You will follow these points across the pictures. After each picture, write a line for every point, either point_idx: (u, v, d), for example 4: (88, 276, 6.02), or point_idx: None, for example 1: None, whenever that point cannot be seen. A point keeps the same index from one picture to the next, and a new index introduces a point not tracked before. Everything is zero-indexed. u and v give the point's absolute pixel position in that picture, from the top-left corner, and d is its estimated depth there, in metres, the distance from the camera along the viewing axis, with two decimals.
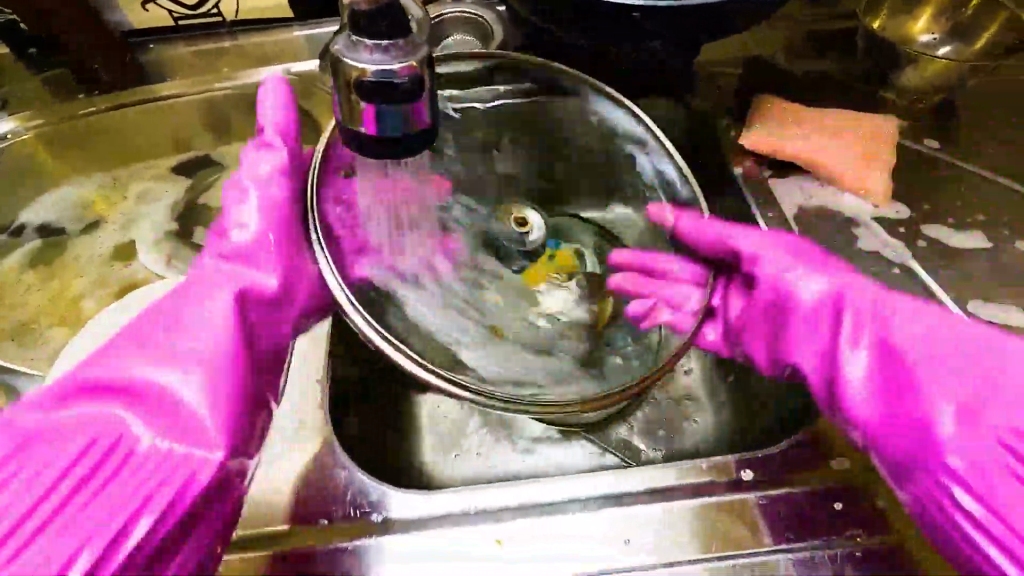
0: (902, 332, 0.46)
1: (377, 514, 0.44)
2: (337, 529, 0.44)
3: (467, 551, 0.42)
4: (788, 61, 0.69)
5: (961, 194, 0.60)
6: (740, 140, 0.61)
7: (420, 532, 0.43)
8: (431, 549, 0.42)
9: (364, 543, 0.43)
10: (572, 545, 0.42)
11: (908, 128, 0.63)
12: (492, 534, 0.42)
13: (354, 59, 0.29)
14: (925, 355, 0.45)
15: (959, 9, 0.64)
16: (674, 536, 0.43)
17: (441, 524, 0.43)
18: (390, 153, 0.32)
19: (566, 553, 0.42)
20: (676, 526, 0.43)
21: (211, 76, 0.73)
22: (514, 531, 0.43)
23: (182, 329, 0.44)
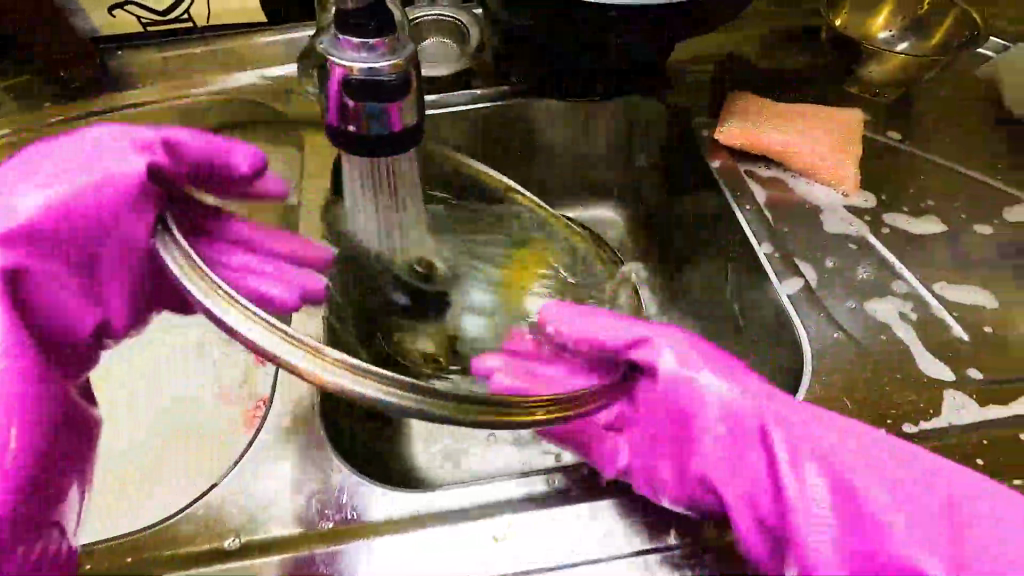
0: (821, 445, 0.42)
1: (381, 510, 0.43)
2: (337, 531, 0.43)
3: (468, 544, 0.41)
4: (757, 57, 0.71)
5: (924, 184, 0.62)
6: (714, 135, 0.63)
7: (425, 528, 0.42)
8: (434, 546, 0.42)
9: (368, 544, 0.42)
10: (572, 534, 0.42)
11: (871, 121, 0.65)
12: (492, 529, 0.42)
13: (341, 58, 0.29)
14: (859, 479, 0.41)
15: (914, 7, 0.67)
16: (670, 518, 0.43)
17: (449, 518, 0.43)
18: (381, 151, 0.32)
19: (566, 541, 0.42)
20: (673, 509, 0.43)
21: (182, 83, 0.72)
22: (515, 525, 0.42)
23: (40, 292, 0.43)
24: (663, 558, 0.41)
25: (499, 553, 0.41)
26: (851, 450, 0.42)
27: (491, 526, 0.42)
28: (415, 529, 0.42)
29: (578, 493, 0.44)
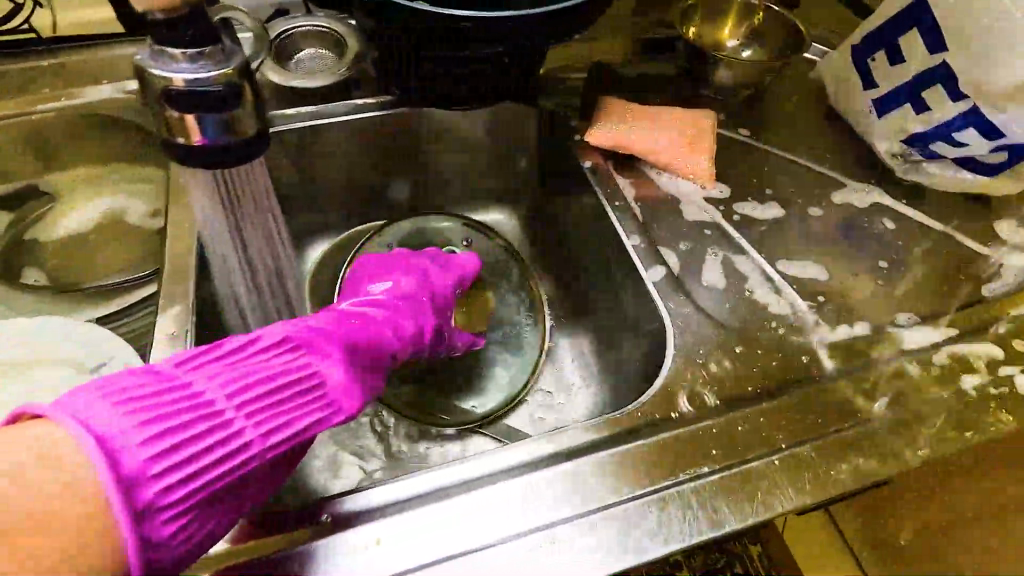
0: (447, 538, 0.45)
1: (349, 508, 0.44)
2: (270, 542, 0.42)
3: (408, 538, 0.43)
4: (624, 66, 0.77)
5: (777, 173, 0.69)
6: (586, 137, 0.66)
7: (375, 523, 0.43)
8: (390, 535, 0.43)
9: (337, 540, 0.42)
10: (502, 513, 0.44)
11: (725, 121, 0.72)
12: (418, 521, 0.44)
13: (162, 70, 0.29)
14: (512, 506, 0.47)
15: (752, 18, 0.75)
16: (588, 488, 0.46)
17: (397, 510, 0.44)
18: (222, 160, 0.32)
19: (499, 520, 0.44)
20: (552, 489, 0.45)
21: (26, 97, 0.65)
22: (442, 514, 0.44)
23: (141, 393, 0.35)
24: (544, 535, 0.44)
25: (383, 556, 0.42)
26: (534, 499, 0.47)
27: (371, 529, 0.43)
28: (371, 522, 0.43)
29: (499, 474, 0.46)
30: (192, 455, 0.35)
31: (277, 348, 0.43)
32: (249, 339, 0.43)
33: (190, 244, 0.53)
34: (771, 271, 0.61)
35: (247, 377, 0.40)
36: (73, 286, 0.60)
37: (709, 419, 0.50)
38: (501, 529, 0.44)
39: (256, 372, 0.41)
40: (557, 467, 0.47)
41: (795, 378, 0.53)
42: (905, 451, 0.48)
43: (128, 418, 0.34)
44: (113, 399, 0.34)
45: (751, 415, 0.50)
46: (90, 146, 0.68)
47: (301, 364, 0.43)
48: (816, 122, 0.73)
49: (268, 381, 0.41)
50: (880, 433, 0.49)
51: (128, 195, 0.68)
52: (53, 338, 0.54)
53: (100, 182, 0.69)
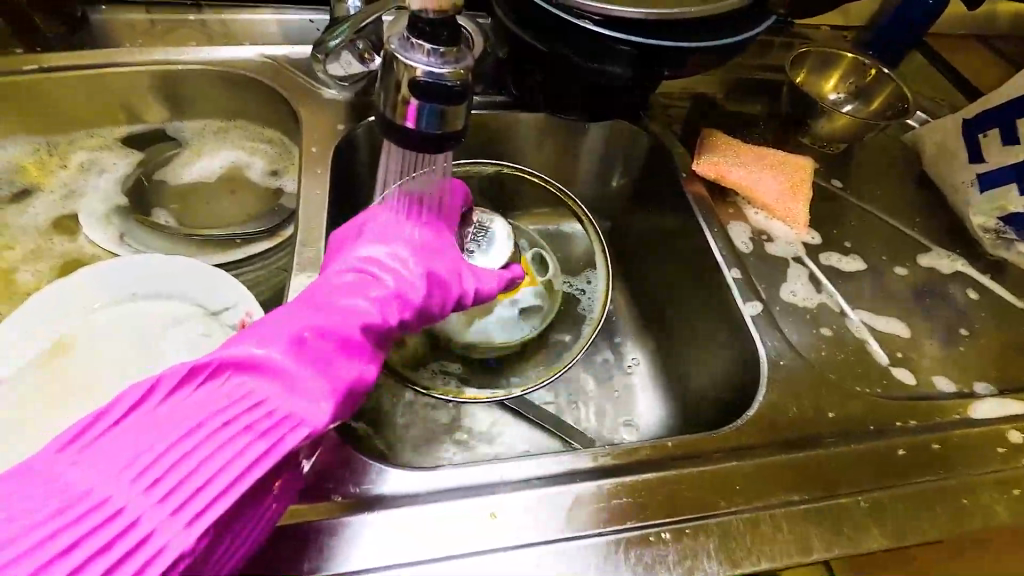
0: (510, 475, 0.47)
1: (394, 488, 0.44)
2: (344, 505, 0.43)
3: (461, 524, 0.43)
4: (726, 102, 0.80)
5: (866, 227, 0.71)
6: (691, 165, 0.69)
7: (424, 506, 0.44)
8: (448, 519, 0.43)
9: (369, 518, 0.43)
10: (569, 513, 0.44)
11: (819, 169, 0.75)
12: (485, 508, 0.44)
13: (412, 61, 0.32)
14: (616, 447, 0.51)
15: (860, 75, 0.77)
16: (660, 503, 0.45)
17: (443, 497, 0.44)
18: (428, 145, 0.35)
19: (564, 521, 0.44)
20: (649, 494, 0.46)
21: (171, 46, 0.69)
22: (505, 506, 0.44)
23: (129, 424, 0.35)
24: (636, 538, 0.44)
25: (489, 530, 0.43)
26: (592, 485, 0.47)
27: (483, 502, 0.44)
28: (421, 504, 0.44)
29: (574, 471, 0.46)
30: (104, 542, 0.31)
31: (204, 378, 0.37)
32: (183, 373, 0.37)
33: (320, 211, 0.57)
34: (852, 316, 0.63)
35: (164, 436, 0.35)
36: (195, 229, 0.64)
37: (807, 451, 0.49)
38: (565, 528, 0.44)
39: (185, 417, 0.36)
40: (653, 475, 0.47)
41: (889, 426, 0.52)
42: (995, 511, 0.48)
43: (122, 449, 0.34)
44: (104, 436, 0.34)
45: (845, 455, 0.50)
46: (221, 101, 0.72)
47: (236, 397, 0.37)
48: (906, 185, 0.75)
49: (199, 426, 0.35)
50: (967, 490, 0.49)
51: (250, 153, 0.72)
52: (178, 275, 0.56)
53: (224, 136, 0.73)
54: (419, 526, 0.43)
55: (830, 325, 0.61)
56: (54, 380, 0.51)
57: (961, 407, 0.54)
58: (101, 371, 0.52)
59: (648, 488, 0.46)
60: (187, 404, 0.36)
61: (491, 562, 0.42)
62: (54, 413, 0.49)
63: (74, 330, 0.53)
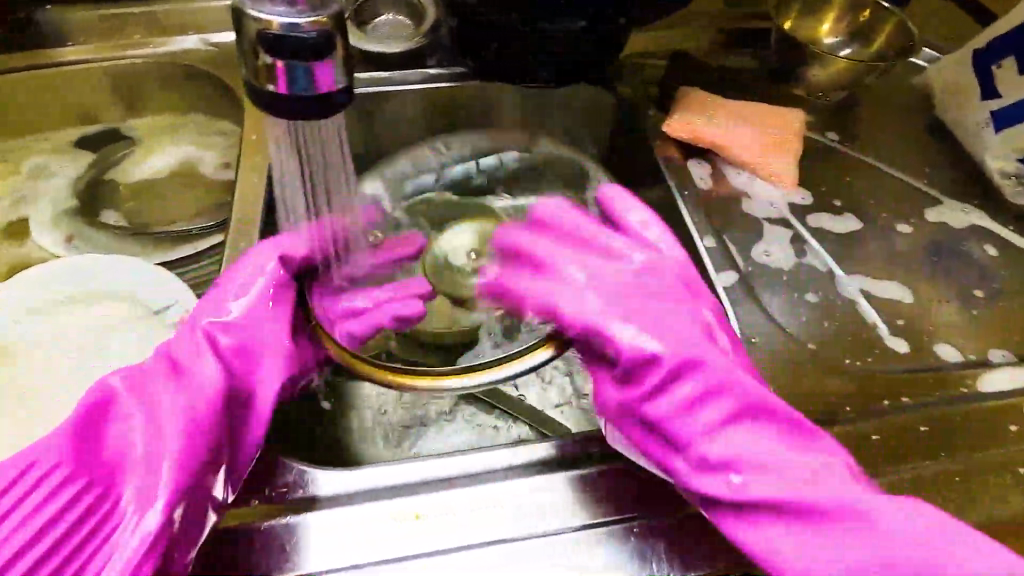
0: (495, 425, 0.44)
1: (322, 490, 0.41)
2: (263, 510, 0.40)
3: (391, 526, 0.40)
4: (708, 56, 0.73)
5: (865, 183, 0.64)
6: (662, 127, 0.63)
7: (355, 507, 0.41)
8: (379, 522, 0.40)
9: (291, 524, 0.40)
10: (512, 510, 0.41)
11: (812, 122, 0.67)
12: (415, 507, 0.40)
13: (262, 14, 0.28)
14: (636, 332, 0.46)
15: (858, 13, 0.69)
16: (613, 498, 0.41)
17: (377, 498, 0.41)
18: (302, 112, 0.31)
19: (505, 519, 0.40)
20: (599, 486, 0.42)
21: (116, 42, 0.67)
22: (439, 506, 0.41)
23: None
24: (586, 537, 0.40)
25: (420, 532, 0.40)
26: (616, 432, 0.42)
27: (413, 502, 0.41)
28: (351, 506, 0.41)
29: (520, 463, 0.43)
30: None
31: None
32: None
33: (255, 201, 0.54)
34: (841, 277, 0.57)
35: None
36: (145, 228, 0.63)
37: None
38: (506, 527, 0.40)
39: None
40: (603, 465, 0.43)
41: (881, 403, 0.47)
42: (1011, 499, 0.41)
43: None
44: None
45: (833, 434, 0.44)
46: (171, 96, 0.70)
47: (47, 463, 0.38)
48: (913, 133, 0.67)
49: None
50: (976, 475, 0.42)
51: (203, 147, 0.70)
52: (118, 275, 0.55)
53: (177, 131, 0.71)
54: (350, 530, 0.40)
55: (817, 292, 0.56)
56: None
57: (969, 379, 0.49)
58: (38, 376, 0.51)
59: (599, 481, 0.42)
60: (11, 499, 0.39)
61: (426, 566, 0.39)
62: None
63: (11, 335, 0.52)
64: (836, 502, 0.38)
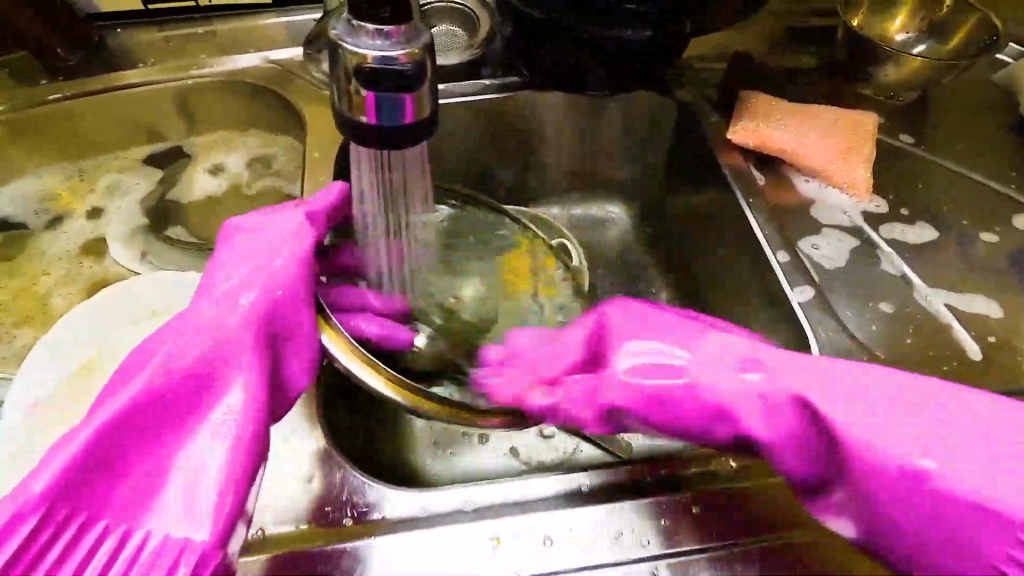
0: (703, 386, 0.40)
1: (401, 513, 0.42)
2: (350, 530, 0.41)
3: (464, 549, 0.40)
4: (769, 57, 0.70)
5: (945, 188, 0.61)
6: (726, 135, 0.61)
7: (432, 531, 0.41)
8: (456, 546, 0.40)
9: (380, 542, 0.40)
10: (594, 536, 0.41)
11: (884, 124, 0.64)
12: (490, 531, 0.41)
13: (356, 46, 0.28)
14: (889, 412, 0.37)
15: (935, 7, 0.65)
16: (694, 526, 0.42)
17: (454, 520, 0.41)
18: (394, 142, 0.31)
19: (587, 545, 0.41)
20: (667, 510, 0.42)
21: (183, 62, 0.69)
22: (514, 532, 0.41)
23: (127, 472, 0.34)
24: (646, 567, 0.40)
25: (495, 557, 0.40)
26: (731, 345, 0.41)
27: (480, 528, 0.41)
28: (428, 529, 0.41)
29: (596, 489, 0.43)
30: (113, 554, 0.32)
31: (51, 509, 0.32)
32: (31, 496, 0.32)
33: None
34: (921, 289, 0.54)
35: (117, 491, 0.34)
36: (211, 244, 0.65)
37: None
38: (587, 553, 0.40)
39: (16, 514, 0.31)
40: (678, 493, 0.43)
41: None
42: None
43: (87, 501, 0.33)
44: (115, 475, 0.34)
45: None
46: (233, 112, 0.71)
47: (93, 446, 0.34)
48: (993, 134, 0.64)
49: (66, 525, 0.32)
50: None
51: (264, 163, 0.72)
52: (192, 292, 0.57)
53: (238, 147, 0.73)
54: (428, 553, 0.40)
55: (900, 305, 0.53)
56: (75, 400, 0.51)
57: None
58: None
59: (678, 508, 0.42)
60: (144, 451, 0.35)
61: None
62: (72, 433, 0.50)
63: (93, 350, 0.54)
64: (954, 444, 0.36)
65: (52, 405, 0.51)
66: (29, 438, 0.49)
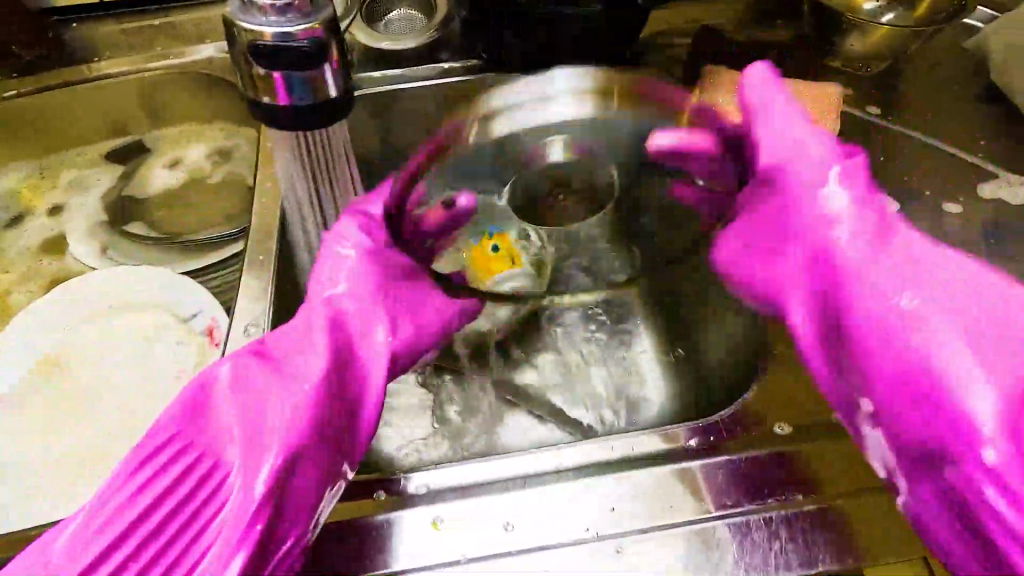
0: (852, 260, 0.47)
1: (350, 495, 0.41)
2: None
3: (401, 532, 0.39)
4: (736, 30, 0.68)
5: (913, 159, 0.59)
6: (687, 111, 0.60)
7: (372, 514, 0.40)
8: (395, 528, 0.39)
9: (327, 528, 0.39)
10: (540, 518, 0.40)
11: (852, 96, 0.63)
12: (428, 516, 0.40)
13: (253, 23, 0.28)
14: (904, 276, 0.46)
15: None
16: (643, 506, 0.40)
17: (395, 505, 0.40)
18: (305, 123, 0.31)
19: (534, 529, 0.39)
20: (620, 493, 0.41)
21: (140, 54, 0.68)
22: (453, 515, 0.40)
23: (208, 420, 0.41)
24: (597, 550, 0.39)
25: (431, 542, 0.39)
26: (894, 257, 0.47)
27: (423, 513, 0.40)
28: (366, 513, 0.40)
29: (546, 473, 0.42)
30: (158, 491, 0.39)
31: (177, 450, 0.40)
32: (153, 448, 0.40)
33: (275, 209, 0.54)
34: None
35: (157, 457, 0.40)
36: (172, 236, 0.64)
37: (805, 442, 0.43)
38: (534, 538, 0.39)
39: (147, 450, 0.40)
40: (632, 472, 0.42)
41: None
42: None
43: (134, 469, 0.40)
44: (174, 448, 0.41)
45: (849, 445, 0.43)
46: (194, 104, 0.71)
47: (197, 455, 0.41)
48: (965, 102, 0.62)
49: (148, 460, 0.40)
50: None
51: (226, 155, 0.71)
52: (154, 287, 0.57)
53: (200, 139, 0.72)
54: (362, 537, 0.39)
55: None
56: (32, 396, 0.51)
57: None
58: (76, 384, 0.52)
59: (628, 489, 0.41)
60: (222, 403, 0.42)
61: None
62: (28, 429, 0.49)
63: (53, 345, 0.54)
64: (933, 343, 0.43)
65: (9, 401, 0.51)
66: None
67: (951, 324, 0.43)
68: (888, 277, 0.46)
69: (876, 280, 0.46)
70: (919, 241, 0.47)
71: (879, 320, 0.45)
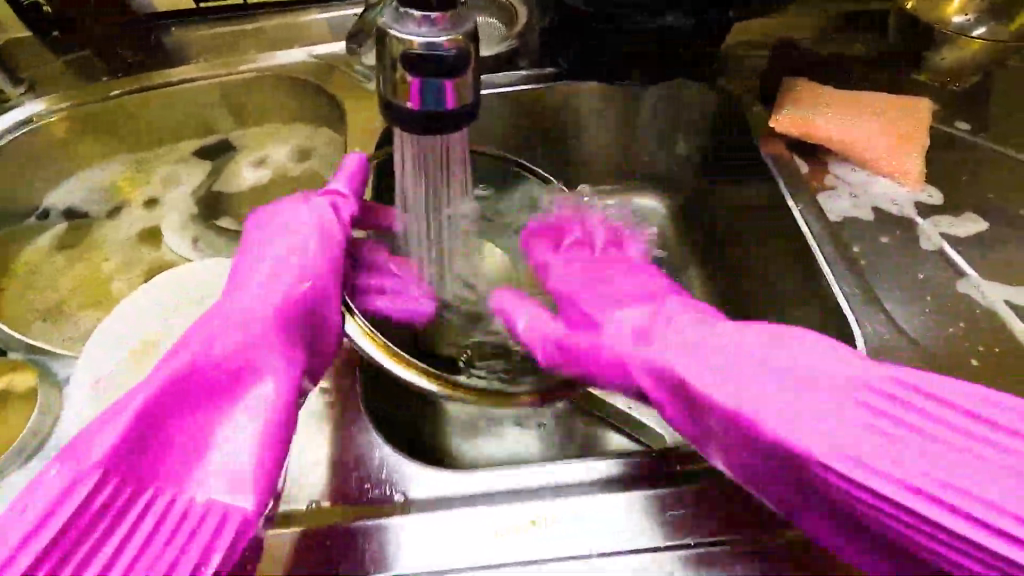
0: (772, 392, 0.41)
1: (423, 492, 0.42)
2: (392, 506, 0.41)
3: (492, 531, 0.40)
4: (816, 41, 0.67)
5: (1001, 178, 0.58)
6: (770, 123, 0.60)
7: (459, 510, 0.40)
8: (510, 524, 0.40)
9: (406, 521, 0.40)
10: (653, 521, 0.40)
11: (938, 110, 0.61)
12: (528, 515, 0.40)
13: (404, 35, 0.29)
14: (829, 406, 0.40)
15: None
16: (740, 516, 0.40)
17: (488, 500, 0.41)
18: (438, 129, 0.32)
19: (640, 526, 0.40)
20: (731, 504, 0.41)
21: (232, 58, 0.72)
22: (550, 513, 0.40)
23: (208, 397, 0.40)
24: (706, 554, 0.39)
25: (532, 540, 0.39)
26: (852, 365, 0.41)
27: (535, 509, 0.40)
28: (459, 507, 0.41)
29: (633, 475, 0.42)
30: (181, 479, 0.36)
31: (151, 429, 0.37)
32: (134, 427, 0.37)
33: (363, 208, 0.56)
34: (972, 277, 0.52)
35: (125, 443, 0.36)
36: None
37: None
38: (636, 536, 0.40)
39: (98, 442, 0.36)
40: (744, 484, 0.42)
41: None
42: None
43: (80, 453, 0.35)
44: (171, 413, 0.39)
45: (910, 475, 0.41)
46: (277, 106, 0.74)
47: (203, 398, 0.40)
48: None
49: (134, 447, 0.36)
50: None
51: (305, 155, 0.74)
52: None
53: (281, 140, 0.75)
54: (444, 534, 0.39)
55: (954, 297, 0.51)
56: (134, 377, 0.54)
57: None
58: None
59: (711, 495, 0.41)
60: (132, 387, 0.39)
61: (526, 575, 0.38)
62: None
63: (154, 331, 0.57)
64: (825, 423, 0.39)
65: (112, 381, 0.53)
66: (93, 410, 0.51)
67: (813, 375, 0.41)
68: (780, 368, 0.42)
69: (821, 378, 0.41)
70: (825, 351, 0.42)
71: (864, 412, 0.39)
